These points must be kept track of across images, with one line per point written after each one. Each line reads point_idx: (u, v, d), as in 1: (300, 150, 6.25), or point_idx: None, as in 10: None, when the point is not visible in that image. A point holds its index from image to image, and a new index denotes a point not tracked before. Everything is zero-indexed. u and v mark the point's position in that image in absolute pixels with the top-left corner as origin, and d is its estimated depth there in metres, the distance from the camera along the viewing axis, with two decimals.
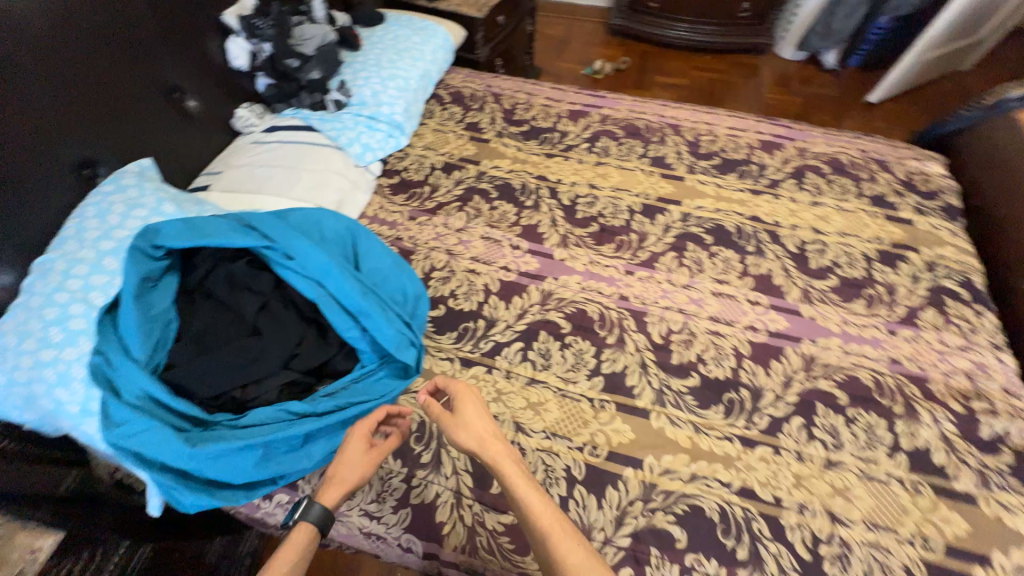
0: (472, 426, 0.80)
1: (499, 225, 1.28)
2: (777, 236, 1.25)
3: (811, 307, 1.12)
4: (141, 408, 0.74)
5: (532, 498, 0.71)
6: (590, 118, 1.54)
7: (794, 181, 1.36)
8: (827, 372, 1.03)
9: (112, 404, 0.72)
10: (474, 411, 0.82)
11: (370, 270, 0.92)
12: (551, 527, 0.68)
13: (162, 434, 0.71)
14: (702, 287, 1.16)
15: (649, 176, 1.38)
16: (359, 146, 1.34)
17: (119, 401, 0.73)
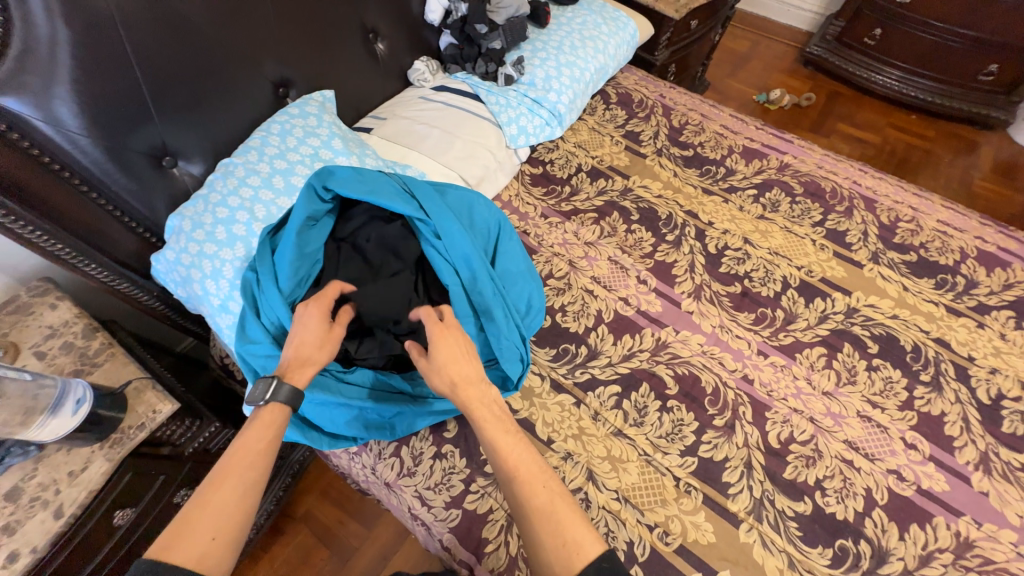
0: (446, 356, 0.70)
1: (631, 251, 1.18)
2: (966, 374, 1.00)
3: (987, 479, 0.89)
4: (272, 334, 0.83)
5: (510, 447, 0.66)
6: (767, 162, 1.35)
7: (1012, 313, 1.07)
8: (984, 569, 0.81)
9: (253, 323, 0.82)
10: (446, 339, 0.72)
11: (504, 270, 0.90)
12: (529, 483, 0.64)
13: None
14: (847, 402, 0.97)
15: (820, 250, 1.18)
16: (516, 127, 1.30)
17: (259, 321, 0.83)
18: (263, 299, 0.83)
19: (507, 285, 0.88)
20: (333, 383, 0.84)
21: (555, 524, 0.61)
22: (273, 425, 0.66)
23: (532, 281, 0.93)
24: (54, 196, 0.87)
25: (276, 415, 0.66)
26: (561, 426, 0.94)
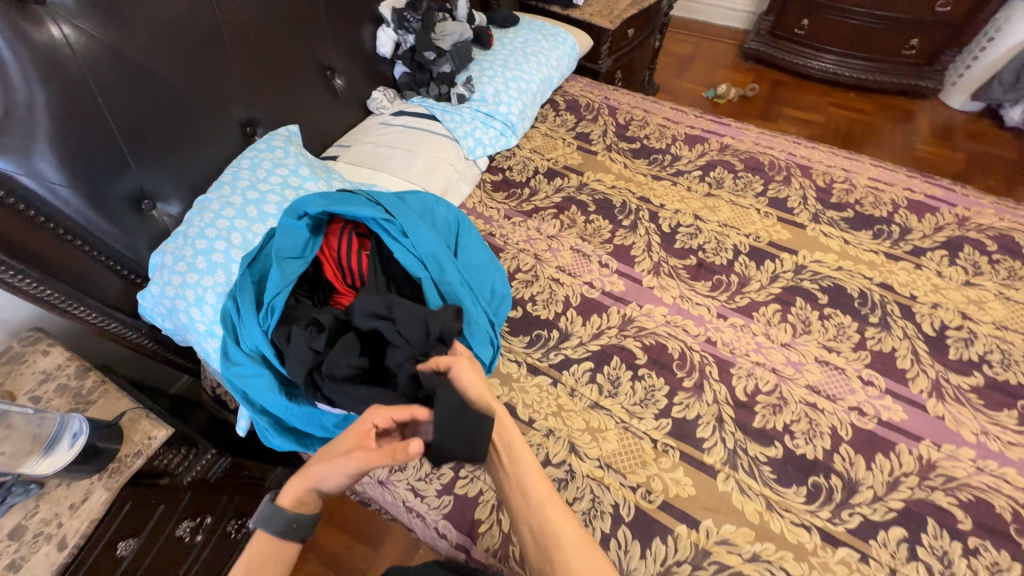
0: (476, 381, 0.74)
1: (591, 239, 1.26)
2: (911, 312, 1.07)
3: (941, 404, 0.95)
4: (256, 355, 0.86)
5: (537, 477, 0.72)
6: (708, 145, 1.46)
7: (945, 252, 1.16)
8: (948, 487, 0.86)
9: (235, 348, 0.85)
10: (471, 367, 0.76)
11: (469, 261, 0.94)
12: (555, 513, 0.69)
13: (267, 386, 0.83)
14: (805, 351, 1.04)
15: (765, 217, 1.27)
16: (472, 140, 1.40)
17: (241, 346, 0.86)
18: (242, 323, 0.86)
19: (473, 274, 0.93)
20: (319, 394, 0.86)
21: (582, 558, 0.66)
22: (265, 555, 0.66)
23: (497, 270, 0.98)
24: (41, 246, 0.92)
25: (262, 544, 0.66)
26: (540, 405, 0.99)
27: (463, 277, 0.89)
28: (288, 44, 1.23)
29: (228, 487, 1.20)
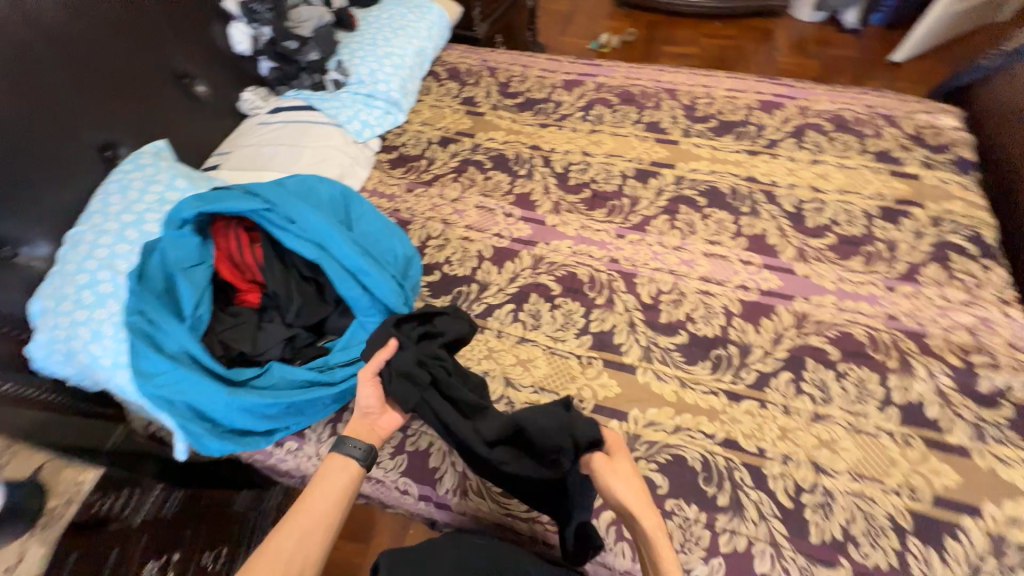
0: (629, 479, 0.75)
1: (493, 194, 1.31)
2: (773, 196, 1.23)
3: (806, 265, 1.11)
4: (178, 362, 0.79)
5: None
6: (585, 87, 1.54)
7: (793, 140, 1.32)
8: (819, 329, 1.02)
9: (150, 357, 0.78)
10: (631, 472, 0.76)
11: (367, 231, 0.95)
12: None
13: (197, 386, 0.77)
14: (693, 249, 1.16)
15: (644, 141, 1.38)
16: (358, 123, 1.40)
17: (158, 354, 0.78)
18: (152, 333, 0.80)
19: (373, 242, 0.94)
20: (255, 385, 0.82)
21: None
22: (333, 476, 0.72)
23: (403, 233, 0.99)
24: None
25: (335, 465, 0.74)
26: (472, 352, 1.05)
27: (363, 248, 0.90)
28: (130, 56, 1.16)
29: (190, 521, 1.09)
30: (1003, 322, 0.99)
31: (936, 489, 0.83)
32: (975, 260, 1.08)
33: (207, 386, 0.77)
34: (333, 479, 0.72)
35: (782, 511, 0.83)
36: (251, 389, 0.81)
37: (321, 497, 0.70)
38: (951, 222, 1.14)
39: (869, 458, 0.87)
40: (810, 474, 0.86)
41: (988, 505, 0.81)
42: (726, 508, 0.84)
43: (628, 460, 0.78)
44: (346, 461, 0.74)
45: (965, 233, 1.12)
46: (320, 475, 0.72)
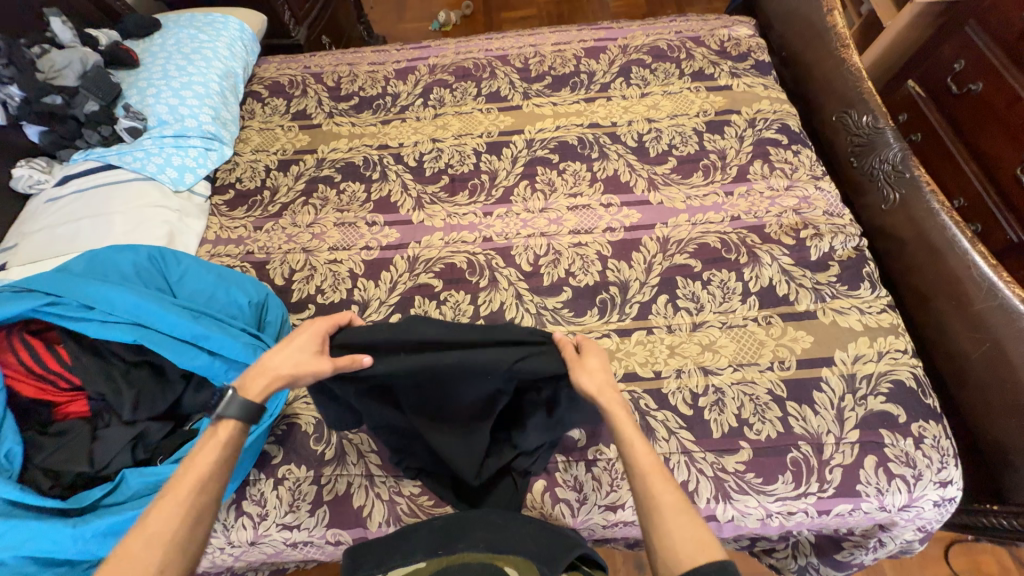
0: (595, 362, 0.69)
1: (349, 207, 1.23)
2: (616, 136, 1.28)
3: (658, 193, 1.18)
4: None
5: (629, 422, 0.64)
6: (418, 73, 1.49)
7: (622, 79, 1.39)
8: (681, 248, 1.10)
9: None
10: (602, 367, 0.69)
11: (196, 291, 0.83)
12: (650, 460, 0.60)
13: (27, 533, 0.64)
14: (558, 206, 1.18)
15: (488, 114, 1.36)
16: (173, 169, 1.22)
17: None
18: None
19: (208, 299, 0.83)
20: (112, 503, 0.70)
21: (672, 506, 0.56)
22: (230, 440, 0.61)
23: (247, 279, 0.88)
24: None
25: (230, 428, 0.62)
26: None
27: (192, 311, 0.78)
28: None
29: None
30: (819, 196, 1.14)
31: (798, 354, 0.94)
32: (788, 148, 1.22)
33: (41, 528, 0.64)
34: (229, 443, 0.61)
35: (685, 420, 0.90)
36: (106, 508, 0.69)
37: (214, 471, 0.58)
38: (763, 120, 1.27)
39: (744, 347, 0.96)
40: (701, 379, 0.94)
41: (837, 353, 0.94)
42: (640, 436, 0.90)
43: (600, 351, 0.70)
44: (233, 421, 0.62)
45: (775, 127, 1.26)
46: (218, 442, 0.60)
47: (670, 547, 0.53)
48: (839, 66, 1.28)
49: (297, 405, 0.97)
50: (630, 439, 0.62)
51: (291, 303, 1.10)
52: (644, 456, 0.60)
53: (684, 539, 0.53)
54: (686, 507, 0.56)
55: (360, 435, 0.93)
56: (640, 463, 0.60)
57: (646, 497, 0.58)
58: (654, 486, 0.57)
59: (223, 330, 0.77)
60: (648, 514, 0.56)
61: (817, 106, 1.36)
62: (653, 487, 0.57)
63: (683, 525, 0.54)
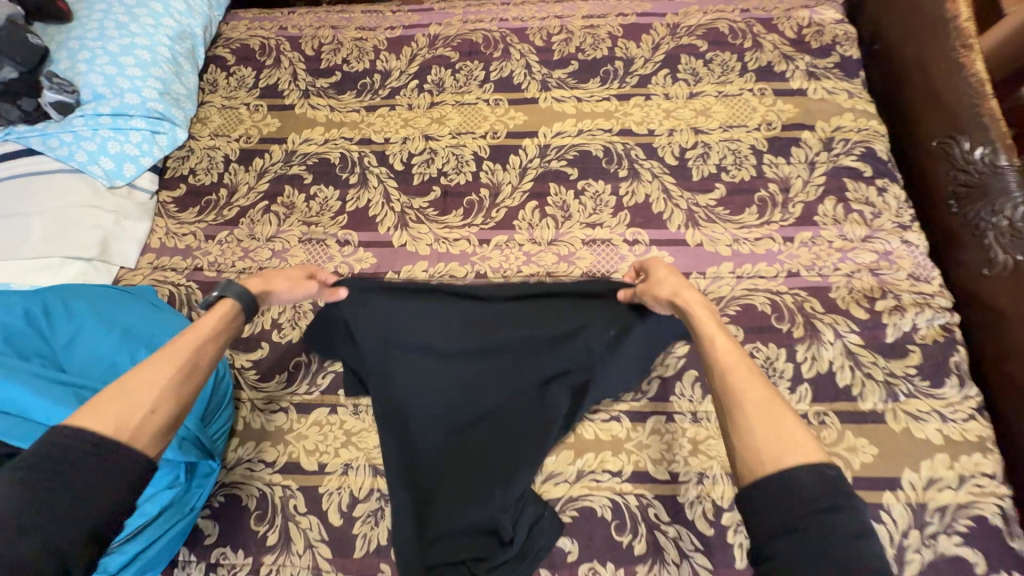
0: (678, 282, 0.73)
1: (319, 219, 1.03)
2: (652, 148, 1.03)
3: (697, 231, 0.94)
4: None
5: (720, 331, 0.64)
6: (415, 45, 1.21)
7: (666, 72, 1.10)
8: (719, 308, 0.88)
9: None
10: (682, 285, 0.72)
11: (95, 358, 0.69)
12: (737, 362, 0.59)
13: None
14: (571, 239, 0.96)
15: (496, 107, 1.10)
16: (109, 159, 1.01)
17: None
18: None
19: (108, 366, 0.69)
20: None
21: (761, 406, 0.55)
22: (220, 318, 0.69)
23: (164, 333, 0.73)
24: None
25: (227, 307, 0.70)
26: (326, 442, 0.83)
27: (79, 392, 0.65)
28: None
29: None
30: (903, 251, 0.90)
31: (856, 470, 0.75)
32: (870, 182, 0.96)
33: None
34: (225, 318, 0.69)
35: (703, 542, 0.73)
36: None
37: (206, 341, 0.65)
38: (843, 140, 1.00)
39: None
40: (728, 489, 0.75)
41: (907, 474, 0.74)
42: (644, 556, 0.73)
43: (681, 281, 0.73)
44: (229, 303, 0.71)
45: (857, 151, 0.99)
46: (212, 314, 0.68)
47: (752, 448, 0.53)
48: (951, 73, 0.98)
49: (239, 473, 0.82)
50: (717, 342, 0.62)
51: (242, 338, 0.92)
52: (734, 358, 0.60)
53: (765, 440, 0.53)
54: (776, 410, 0.55)
55: (309, 519, 0.78)
56: (730, 365, 0.60)
57: (731, 391, 0.57)
58: (742, 383, 0.57)
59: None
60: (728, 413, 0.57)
61: (915, 122, 1.07)
62: (741, 385, 0.57)
63: (765, 423, 0.54)
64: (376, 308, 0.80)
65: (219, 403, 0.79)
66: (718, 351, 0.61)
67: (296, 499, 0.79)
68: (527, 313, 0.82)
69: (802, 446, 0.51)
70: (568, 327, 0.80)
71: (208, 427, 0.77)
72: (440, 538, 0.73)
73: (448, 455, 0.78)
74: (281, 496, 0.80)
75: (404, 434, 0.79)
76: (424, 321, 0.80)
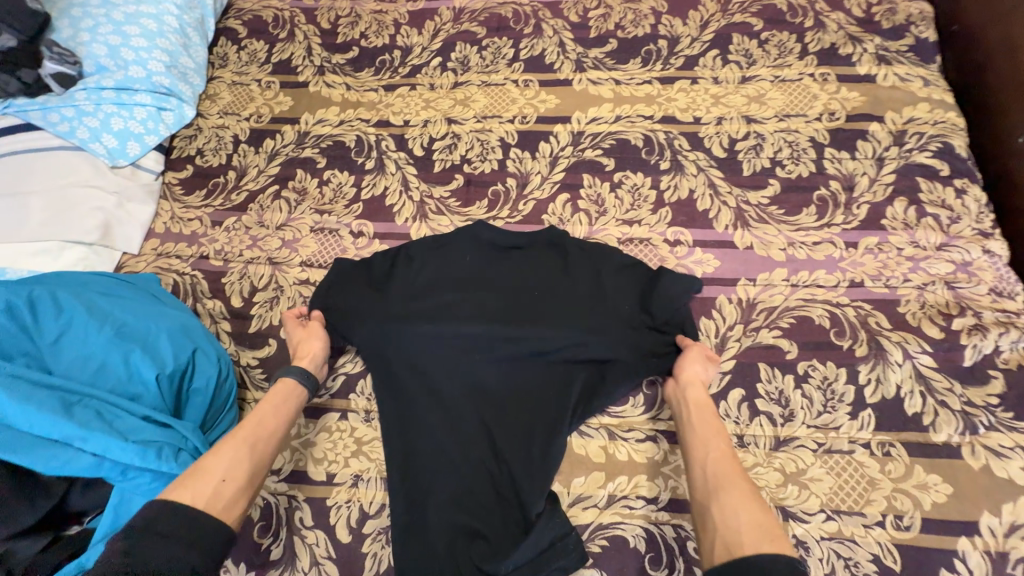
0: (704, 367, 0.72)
1: (332, 206, 0.95)
2: (698, 138, 0.93)
3: (747, 233, 0.85)
4: None
5: (716, 439, 0.66)
6: (439, 18, 1.11)
7: (716, 53, 1.00)
8: (771, 320, 0.79)
9: None
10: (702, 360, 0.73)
11: (86, 359, 0.65)
12: (732, 476, 0.61)
13: None
14: (606, 237, 0.87)
15: (526, 88, 1.01)
16: (112, 136, 0.95)
17: None
18: None
19: (98, 368, 0.65)
20: None
21: (750, 519, 0.56)
22: (282, 399, 0.72)
23: (160, 334, 0.69)
24: None
25: (286, 387, 0.73)
26: (335, 451, 0.77)
27: (67, 398, 0.61)
28: None
29: None
30: (985, 263, 0.79)
31: (925, 510, 0.66)
32: (948, 182, 0.85)
33: None
34: (283, 399, 0.72)
35: None
36: None
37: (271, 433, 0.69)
38: (917, 134, 0.89)
39: (845, 485, 0.68)
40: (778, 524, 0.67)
41: (985, 517, 0.65)
42: None
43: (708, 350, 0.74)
44: (293, 384, 0.74)
45: (934, 147, 0.88)
46: (273, 398, 0.72)
47: (733, 527, 0.56)
48: None
49: None
50: (713, 452, 0.64)
51: (248, 334, 0.86)
52: (732, 474, 0.61)
53: (747, 521, 0.56)
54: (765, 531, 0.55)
55: (315, 533, 0.73)
56: (720, 479, 0.61)
57: (720, 505, 0.59)
58: (734, 501, 0.58)
59: (102, 429, 0.59)
60: (713, 489, 0.61)
61: (994, 114, 0.91)
62: (732, 500, 0.59)
63: (749, 509, 0.58)
64: (419, 261, 0.85)
65: (223, 405, 0.72)
66: (711, 450, 0.64)
67: (302, 512, 0.74)
68: (544, 294, 0.81)
69: (777, 535, 0.55)
70: (585, 298, 0.79)
71: (208, 433, 0.70)
72: (462, 530, 0.68)
73: (469, 437, 0.73)
74: (287, 507, 0.74)
75: (423, 418, 0.74)
76: (443, 300, 0.81)
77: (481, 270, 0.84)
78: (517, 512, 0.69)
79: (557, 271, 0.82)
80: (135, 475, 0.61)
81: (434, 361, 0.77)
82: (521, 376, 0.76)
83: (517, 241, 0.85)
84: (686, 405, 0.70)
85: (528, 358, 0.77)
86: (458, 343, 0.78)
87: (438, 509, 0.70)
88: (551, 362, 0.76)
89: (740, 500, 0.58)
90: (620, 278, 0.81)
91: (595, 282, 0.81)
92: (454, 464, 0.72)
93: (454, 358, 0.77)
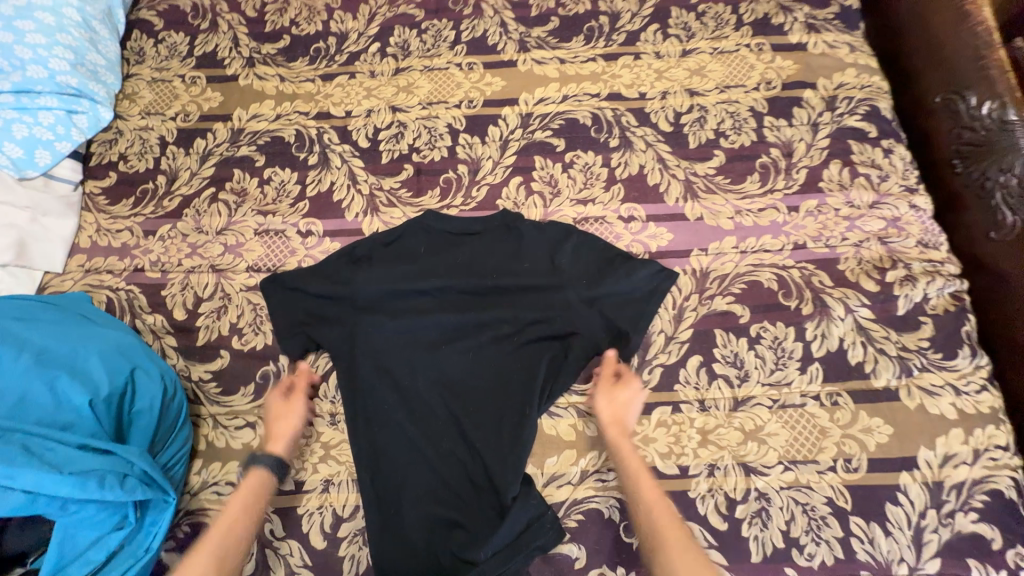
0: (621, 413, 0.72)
1: (276, 206, 0.91)
2: (644, 113, 0.93)
3: (697, 204, 0.87)
4: None
5: (650, 486, 0.65)
6: (374, 2, 1.06)
7: (656, 27, 1.00)
8: (724, 287, 0.81)
9: None
10: (625, 404, 0.72)
11: (5, 392, 0.60)
12: (668, 526, 0.61)
13: None
14: (561, 217, 0.87)
15: (470, 71, 0.98)
16: (16, 145, 0.86)
17: None
18: None
19: (19, 399, 0.60)
20: None
21: (686, 568, 0.57)
22: (250, 497, 0.66)
23: (88, 356, 0.64)
24: None
25: (257, 480, 0.68)
26: (301, 458, 0.75)
27: None
28: None
29: None
30: (912, 217, 0.85)
31: (871, 451, 0.71)
32: (877, 143, 0.90)
33: None
34: (253, 497, 0.66)
35: (716, 538, 0.69)
36: None
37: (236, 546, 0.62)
38: (847, 98, 0.93)
39: (800, 436, 0.72)
40: (741, 480, 0.71)
41: (922, 451, 0.71)
42: None
43: (626, 391, 0.73)
44: (264, 480, 0.68)
45: (863, 110, 0.92)
46: (241, 495, 0.66)
47: None
48: (957, 23, 0.89)
49: (205, 498, 0.73)
50: (649, 500, 0.64)
51: (196, 348, 0.81)
52: (668, 524, 0.61)
53: (684, 571, 0.57)
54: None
55: (288, 544, 0.70)
56: (658, 529, 0.61)
57: (660, 553, 0.59)
58: (672, 551, 0.59)
59: (30, 465, 0.55)
60: (653, 541, 0.61)
61: (912, 77, 0.96)
62: (668, 550, 0.59)
63: (684, 557, 0.58)
64: (373, 259, 0.83)
65: (172, 425, 0.68)
66: (648, 497, 0.64)
67: (272, 524, 0.71)
68: (501, 278, 0.80)
69: None
70: (543, 279, 0.79)
71: (159, 455, 0.66)
72: (438, 522, 0.68)
73: (437, 430, 0.72)
74: None
75: (389, 415, 0.73)
76: (400, 294, 0.79)
77: (438, 261, 0.82)
78: (491, 498, 0.69)
79: (513, 256, 0.82)
80: (77, 507, 0.58)
81: (395, 357, 0.76)
82: (485, 362, 0.76)
83: (471, 228, 0.84)
84: (616, 455, 0.69)
85: (491, 344, 0.76)
86: (419, 337, 0.77)
87: (412, 505, 0.69)
88: (514, 347, 0.76)
89: (677, 548, 0.59)
90: (577, 256, 0.82)
91: (553, 261, 0.81)
92: (425, 457, 0.71)
93: (415, 352, 0.76)
